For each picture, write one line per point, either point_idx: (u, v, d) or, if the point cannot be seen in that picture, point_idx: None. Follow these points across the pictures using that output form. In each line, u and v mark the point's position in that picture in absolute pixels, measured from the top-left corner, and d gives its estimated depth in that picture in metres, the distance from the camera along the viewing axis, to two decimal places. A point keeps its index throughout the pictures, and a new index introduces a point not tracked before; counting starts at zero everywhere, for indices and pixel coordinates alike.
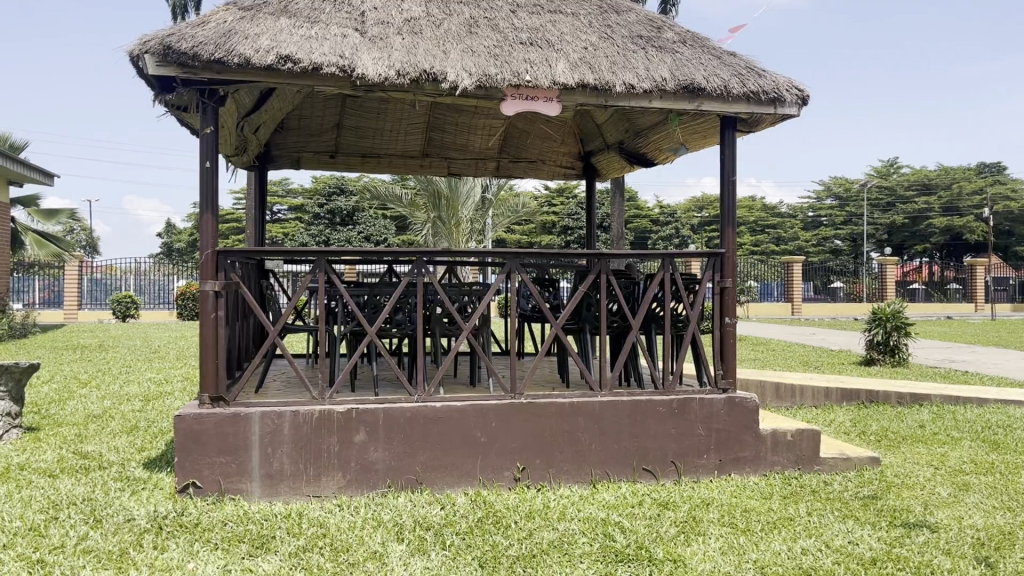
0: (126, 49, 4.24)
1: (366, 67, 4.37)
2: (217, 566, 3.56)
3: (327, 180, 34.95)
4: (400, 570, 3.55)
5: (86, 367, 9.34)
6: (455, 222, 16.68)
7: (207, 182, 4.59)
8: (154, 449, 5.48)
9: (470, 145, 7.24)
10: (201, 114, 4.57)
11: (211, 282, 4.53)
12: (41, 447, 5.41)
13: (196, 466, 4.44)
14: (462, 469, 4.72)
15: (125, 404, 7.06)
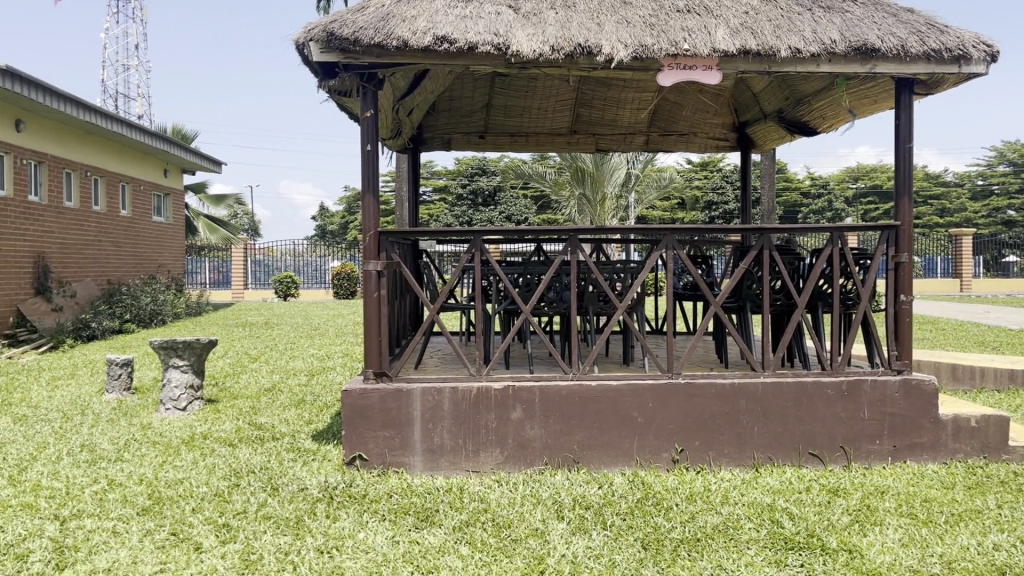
0: (293, 37, 4.40)
1: (521, 44, 4.34)
2: (387, 536, 3.68)
3: (469, 160, 35.52)
4: (563, 548, 3.54)
5: (256, 343, 9.93)
6: (601, 198, 16.59)
7: (369, 165, 4.72)
8: (321, 422, 5.74)
9: (619, 120, 7.10)
10: (362, 98, 4.69)
11: (374, 261, 4.66)
12: (221, 418, 5.78)
13: (362, 439, 4.61)
14: (619, 449, 4.66)
15: (292, 378, 7.46)
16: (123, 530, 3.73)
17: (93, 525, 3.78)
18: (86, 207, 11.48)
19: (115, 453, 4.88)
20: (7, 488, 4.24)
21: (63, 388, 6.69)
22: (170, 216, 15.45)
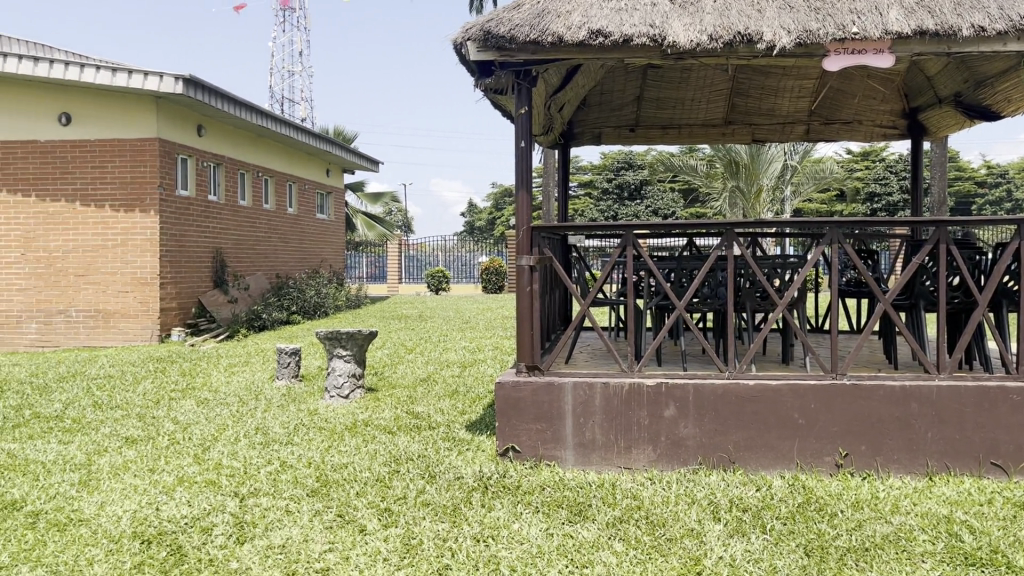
0: (451, 37, 4.51)
1: (678, 34, 4.26)
2: (541, 529, 3.72)
3: (616, 154, 35.27)
4: (720, 550, 3.46)
5: (411, 335, 10.29)
6: (755, 191, 16.03)
7: (523, 161, 4.77)
8: (474, 412, 5.88)
9: (777, 109, 6.83)
10: (517, 95, 4.74)
11: (526, 256, 4.71)
12: (380, 406, 6.04)
13: (515, 432, 4.68)
14: (778, 451, 4.49)
15: (446, 369, 7.68)
16: (294, 509, 3.97)
17: (268, 503, 4.04)
18: (258, 205, 12.26)
19: (286, 436, 5.20)
20: (193, 465, 4.61)
21: (239, 374, 7.19)
22: (332, 213, 16.26)
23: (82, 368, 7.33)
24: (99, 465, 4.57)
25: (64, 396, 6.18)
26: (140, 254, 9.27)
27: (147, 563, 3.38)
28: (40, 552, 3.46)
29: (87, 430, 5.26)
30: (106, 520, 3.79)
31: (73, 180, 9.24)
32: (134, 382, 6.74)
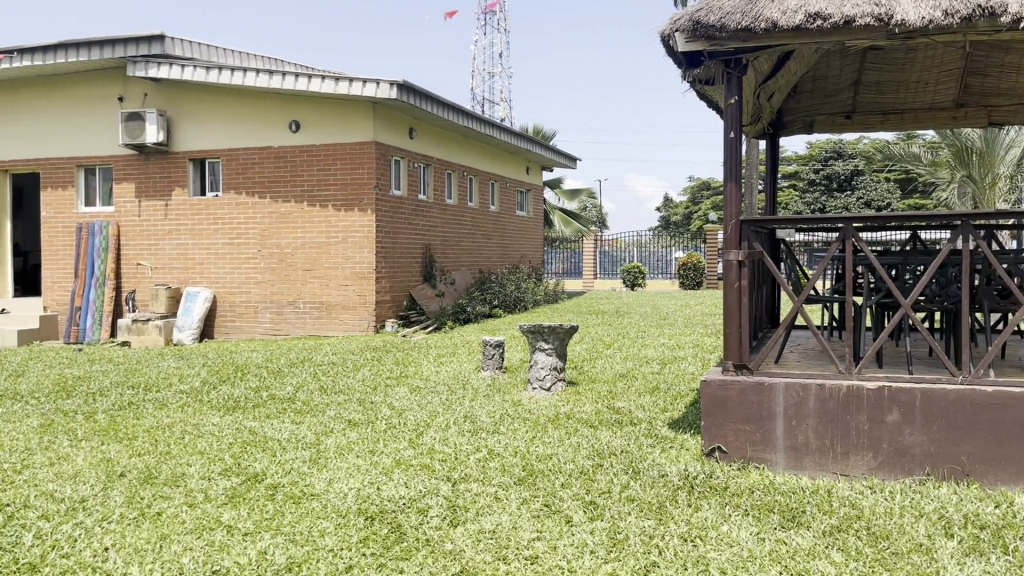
0: (659, 29, 4.47)
1: (907, 12, 3.96)
2: (751, 532, 3.60)
3: (823, 143, 33.40)
4: (954, 569, 3.18)
5: (609, 330, 10.31)
6: (990, 180, 14.58)
7: (732, 152, 4.61)
8: (676, 410, 5.80)
9: (1019, 88, 6.17)
10: (726, 85, 4.60)
11: (734, 251, 4.56)
12: (582, 400, 6.10)
13: (721, 432, 4.56)
14: (1021, 465, 4.07)
15: (646, 366, 7.63)
16: (503, 496, 4.10)
17: (478, 489, 4.19)
18: (462, 203, 12.76)
19: (492, 425, 5.38)
20: (408, 449, 4.88)
21: (446, 364, 7.53)
22: (532, 210, 16.61)
23: (309, 355, 7.99)
24: (326, 445, 4.95)
25: (295, 380, 6.77)
26: (357, 250, 9.93)
27: (371, 538, 3.63)
28: (279, 521, 3.80)
29: (315, 412, 5.72)
30: (334, 496, 4.11)
31: (301, 182, 10.07)
32: (354, 369, 7.26)
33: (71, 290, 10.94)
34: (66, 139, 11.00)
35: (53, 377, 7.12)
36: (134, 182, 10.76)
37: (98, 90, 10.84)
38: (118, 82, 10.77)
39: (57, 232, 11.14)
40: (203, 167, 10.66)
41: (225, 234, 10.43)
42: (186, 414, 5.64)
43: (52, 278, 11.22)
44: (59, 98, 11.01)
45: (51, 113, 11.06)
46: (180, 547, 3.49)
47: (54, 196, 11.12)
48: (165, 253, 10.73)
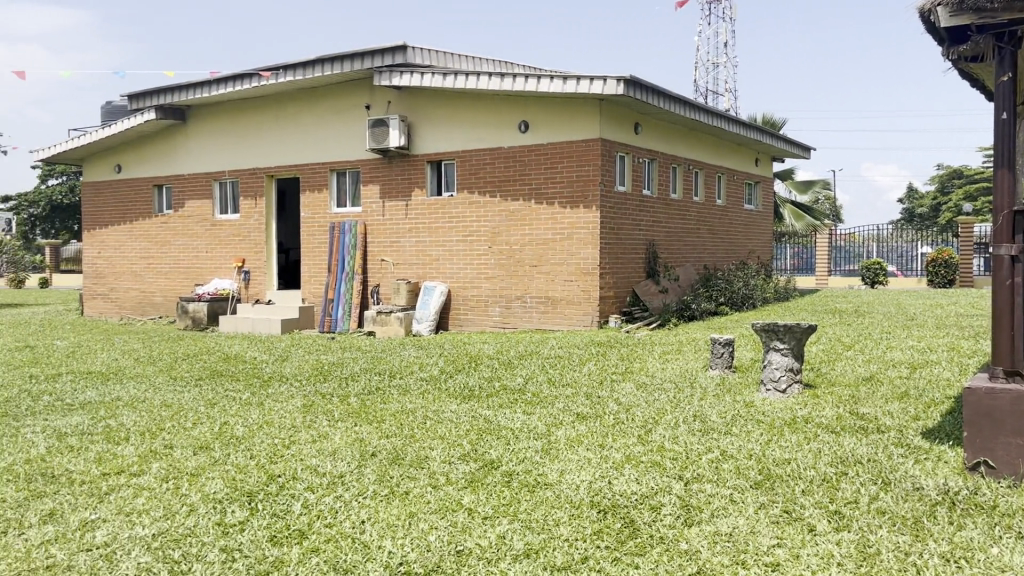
0: (917, 6, 4.26)
1: None
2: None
3: None
4: None
5: (849, 331, 9.66)
6: None
7: (1004, 134, 4.07)
8: (930, 419, 5.32)
9: None
10: (998, 61, 4.13)
11: (1006, 245, 4.11)
12: (821, 404, 5.77)
13: (989, 445, 4.13)
14: None
15: (892, 369, 7.08)
16: (739, 499, 3.97)
17: (713, 490, 4.09)
18: (688, 198, 12.51)
19: (724, 426, 5.23)
20: (639, 445, 4.86)
21: (674, 362, 7.42)
22: (761, 204, 15.97)
23: (537, 348, 8.20)
24: (557, 436, 5.05)
25: (524, 372, 6.98)
26: (583, 247, 10.04)
27: (605, 531, 3.65)
28: (515, 509, 3.92)
29: (545, 404, 5.85)
30: (567, 486, 4.18)
31: (530, 181, 10.36)
32: (581, 363, 7.35)
33: (325, 283, 11.96)
34: (321, 146, 12.09)
35: (312, 362, 7.85)
36: (378, 184, 11.60)
37: (348, 101, 11.80)
38: (365, 90, 11.64)
39: (314, 231, 12.24)
40: (439, 169, 11.28)
41: (459, 231, 10.96)
42: (427, 401, 5.99)
43: (309, 273, 12.36)
44: (316, 109, 12.12)
45: (309, 123, 12.20)
46: (427, 526, 3.70)
47: (311, 198, 12.26)
48: (405, 249, 11.45)
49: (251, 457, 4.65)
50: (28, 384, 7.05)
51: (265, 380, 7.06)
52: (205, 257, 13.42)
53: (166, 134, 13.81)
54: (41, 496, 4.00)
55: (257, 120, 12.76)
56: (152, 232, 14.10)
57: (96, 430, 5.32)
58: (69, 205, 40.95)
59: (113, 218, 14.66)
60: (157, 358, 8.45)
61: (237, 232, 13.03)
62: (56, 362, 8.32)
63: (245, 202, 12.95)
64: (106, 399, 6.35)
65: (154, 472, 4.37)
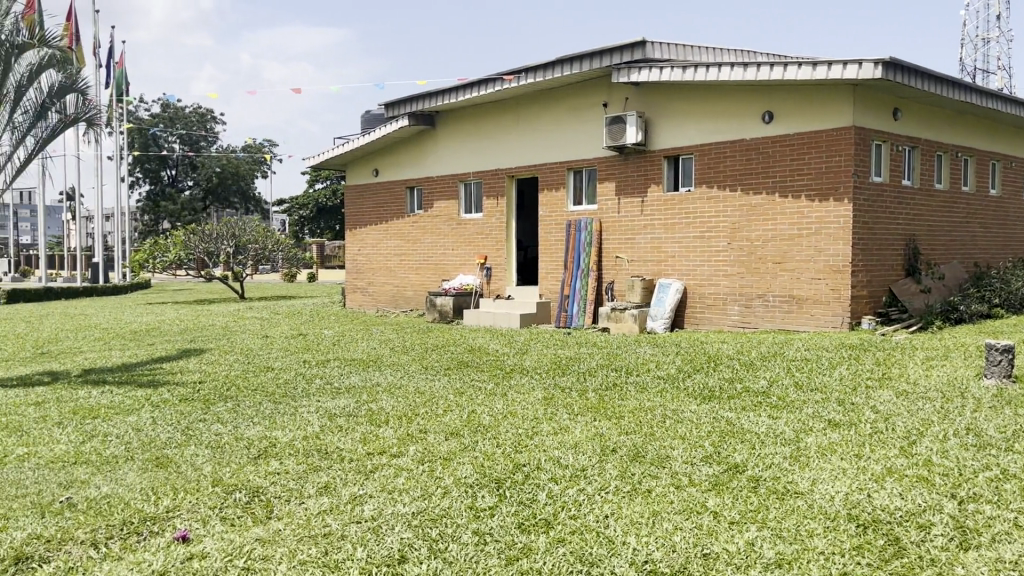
0: None
1: None
2: None
3: None
4: None
5: None
6: None
7: None
8: None
9: None
10: None
11: None
12: None
13: None
14: None
15: None
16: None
17: (993, 513, 3.67)
18: (954, 188, 11.36)
19: (1004, 442, 4.68)
20: (901, 457, 4.48)
21: (939, 369, 6.76)
22: None
23: (780, 350, 7.83)
24: (806, 443, 4.78)
25: (768, 374, 6.69)
26: (831, 243, 9.43)
27: (866, 547, 3.39)
28: (765, 515, 3.75)
29: (792, 408, 5.57)
30: (820, 497, 3.93)
31: (773, 175, 9.93)
32: (831, 367, 6.91)
33: (562, 279, 12.19)
34: (559, 145, 12.37)
35: (550, 357, 8.04)
36: (615, 181, 11.66)
37: (585, 99, 11.97)
38: (603, 88, 11.72)
39: (551, 229, 12.53)
40: (676, 164, 11.12)
41: (697, 228, 10.74)
42: (666, 400, 5.92)
43: (546, 269, 12.67)
44: (554, 109, 12.41)
45: (547, 123, 12.53)
46: (671, 526, 3.64)
47: (549, 197, 12.57)
48: (641, 246, 11.40)
49: (498, 445, 4.84)
50: (303, 368, 7.85)
51: (507, 372, 7.34)
52: (451, 254, 14.20)
53: (417, 140, 14.79)
54: (317, 469, 4.43)
55: (499, 123, 13.30)
56: (403, 231, 15.17)
57: (361, 412, 5.80)
58: (331, 207, 45.00)
59: (370, 218, 15.95)
60: (410, 348, 9.07)
61: (480, 230, 13.66)
62: (324, 349, 9.18)
63: (487, 201, 13.55)
64: (368, 384, 6.91)
65: (411, 454, 4.69)
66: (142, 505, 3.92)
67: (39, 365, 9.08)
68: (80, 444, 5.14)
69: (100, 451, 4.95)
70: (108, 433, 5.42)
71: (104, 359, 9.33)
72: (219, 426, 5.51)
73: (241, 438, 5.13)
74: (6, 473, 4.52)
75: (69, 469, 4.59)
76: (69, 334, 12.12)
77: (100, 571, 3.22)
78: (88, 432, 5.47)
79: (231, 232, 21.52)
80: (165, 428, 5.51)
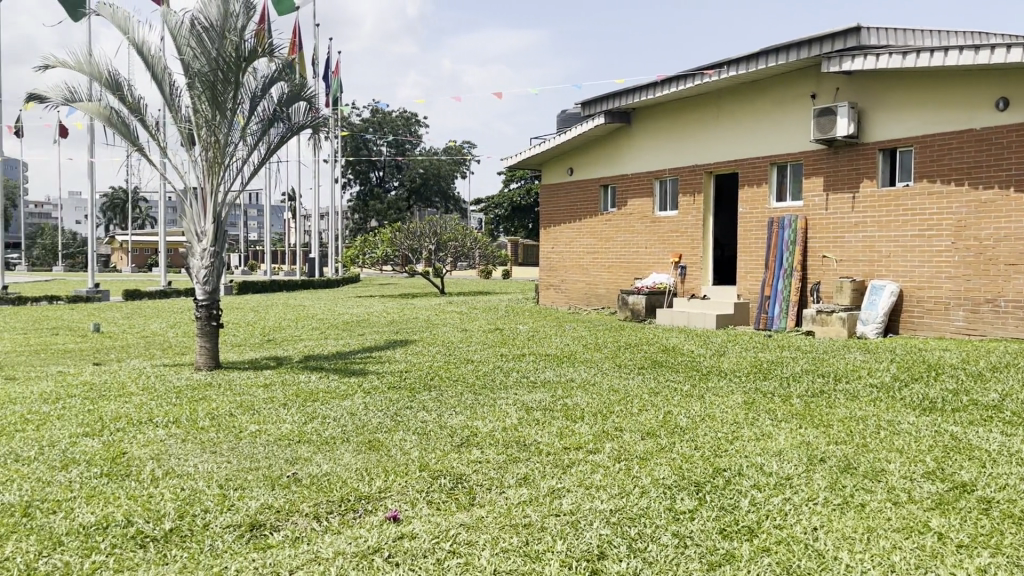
0: None
1: None
2: None
3: None
4: None
5: None
6: None
7: None
8: None
9: None
10: None
11: None
12: None
13: None
14: None
15: None
16: None
17: None
18: None
19: None
20: None
21: None
22: None
23: (1013, 360, 7.08)
24: None
25: (999, 386, 6.07)
26: None
27: None
28: (999, 541, 3.40)
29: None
30: None
31: (1008, 167, 9.01)
32: None
33: (762, 279, 11.71)
34: (762, 140, 11.93)
35: (750, 359, 7.76)
36: (823, 176, 11.06)
37: (790, 91, 11.45)
38: (811, 78, 11.14)
39: (753, 226, 12.10)
40: (893, 157, 10.36)
41: (916, 225, 9.96)
42: (880, 410, 5.53)
43: (745, 269, 12.23)
44: (757, 102, 11.98)
45: (749, 117, 12.11)
46: (888, 544, 3.38)
47: (749, 193, 12.14)
48: (851, 245, 10.74)
49: (696, 448, 4.73)
50: (501, 361, 8.07)
51: (704, 373, 7.16)
52: (645, 252, 14.07)
53: (613, 137, 14.78)
54: (516, 461, 4.53)
55: (698, 118, 13.03)
56: (597, 229, 15.21)
57: (557, 407, 5.87)
58: (526, 206, 45.96)
59: (564, 217, 16.14)
60: (604, 345, 9.09)
61: (676, 228, 13.42)
62: (520, 344, 9.39)
63: (684, 198, 13.31)
64: (564, 379, 6.99)
65: (608, 451, 4.68)
66: (357, 484, 4.19)
67: (266, 350, 9.95)
68: (303, 424, 5.57)
69: (320, 431, 5.34)
70: (326, 415, 5.84)
71: (320, 347, 10.06)
72: (424, 413, 5.78)
73: (445, 426, 5.35)
74: (242, 447, 4.99)
75: (294, 446, 4.99)
76: (290, 324, 13.21)
77: (322, 542, 3.47)
78: (309, 413, 5.92)
79: (433, 230, 22.53)
80: (376, 413, 5.86)
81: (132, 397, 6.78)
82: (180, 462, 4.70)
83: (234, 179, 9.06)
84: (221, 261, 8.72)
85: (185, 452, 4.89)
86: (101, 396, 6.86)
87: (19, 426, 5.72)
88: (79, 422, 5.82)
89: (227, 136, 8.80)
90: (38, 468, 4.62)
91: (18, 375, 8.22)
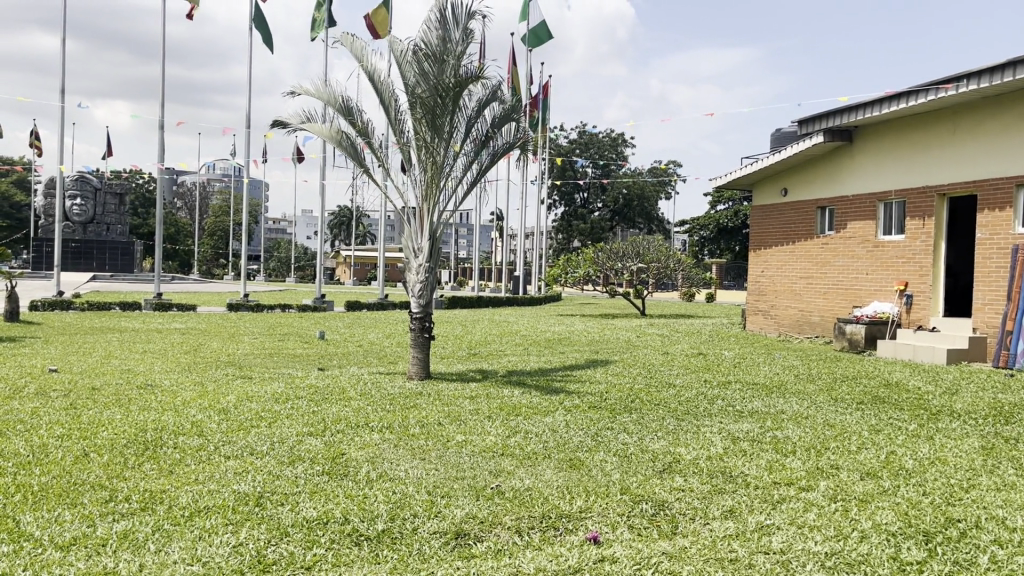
0: None
1: None
2: None
3: None
4: None
5: None
6: None
7: None
8: None
9: None
10: None
11: None
12: None
13: None
14: None
15: None
16: None
17: None
18: None
19: None
20: None
21: None
22: None
23: None
24: None
25: None
26: None
27: None
28: None
29: None
30: None
31: None
32: None
33: (1004, 312, 10.46)
34: (1006, 157, 10.82)
35: (988, 401, 6.99)
36: None
37: None
38: None
39: (993, 253, 10.90)
40: None
41: None
42: None
43: (982, 300, 11.03)
44: (1002, 116, 10.87)
45: (991, 133, 11.04)
46: None
47: (991, 217, 10.99)
48: None
49: (925, 494, 4.33)
50: (705, 388, 7.81)
51: (934, 413, 6.52)
52: (866, 278, 13.16)
53: (834, 157, 13.99)
54: (721, 492, 4.36)
55: (931, 135, 12.04)
56: (813, 252, 14.45)
57: (766, 439, 5.60)
58: (733, 228, 44.59)
59: (777, 239, 15.46)
60: (818, 376, 8.58)
61: (902, 254, 12.44)
62: (725, 371, 9.08)
63: (911, 223, 12.35)
64: (774, 411, 6.65)
65: (822, 490, 4.39)
66: (558, 502, 4.19)
67: (472, 363, 10.31)
68: (506, 438, 5.68)
69: (523, 446, 5.42)
70: (528, 430, 5.92)
71: (523, 363, 10.25)
72: (626, 436, 5.70)
73: (647, 450, 5.26)
74: (449, 456, 5.16)
75: (497, 459, 5.10)
76: (496, 338, 13.58)
77: (524, 557, 3.50)
78: (512, 428, 6.03)
79: (636, 251, 22.37)
80: (577, 432, 5.86)
81: (352, 402, 7.23)
82: (393, 465, 4.95)
83: (449, 199, 9.49)
84: (435, 276, 9.15)
85: (398, 457, 5.14)
86: (324, 399, 7.39)
87: (254, 422, 6.27)
88: (305, 422, 6.28)
89: (445, 157, 9.29)
90: (270, 461, 5.06)
91: (255, 375, 9.07)
